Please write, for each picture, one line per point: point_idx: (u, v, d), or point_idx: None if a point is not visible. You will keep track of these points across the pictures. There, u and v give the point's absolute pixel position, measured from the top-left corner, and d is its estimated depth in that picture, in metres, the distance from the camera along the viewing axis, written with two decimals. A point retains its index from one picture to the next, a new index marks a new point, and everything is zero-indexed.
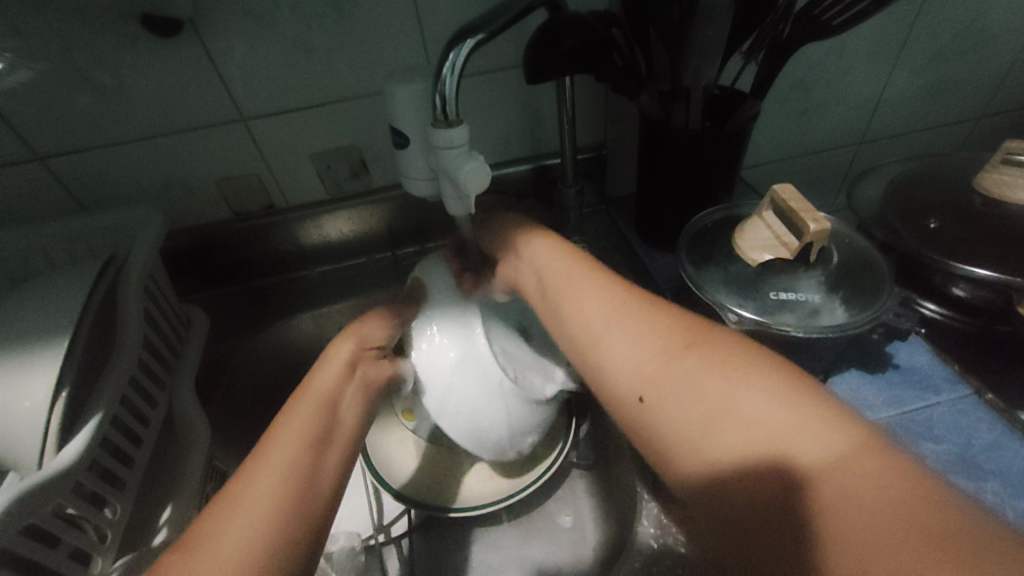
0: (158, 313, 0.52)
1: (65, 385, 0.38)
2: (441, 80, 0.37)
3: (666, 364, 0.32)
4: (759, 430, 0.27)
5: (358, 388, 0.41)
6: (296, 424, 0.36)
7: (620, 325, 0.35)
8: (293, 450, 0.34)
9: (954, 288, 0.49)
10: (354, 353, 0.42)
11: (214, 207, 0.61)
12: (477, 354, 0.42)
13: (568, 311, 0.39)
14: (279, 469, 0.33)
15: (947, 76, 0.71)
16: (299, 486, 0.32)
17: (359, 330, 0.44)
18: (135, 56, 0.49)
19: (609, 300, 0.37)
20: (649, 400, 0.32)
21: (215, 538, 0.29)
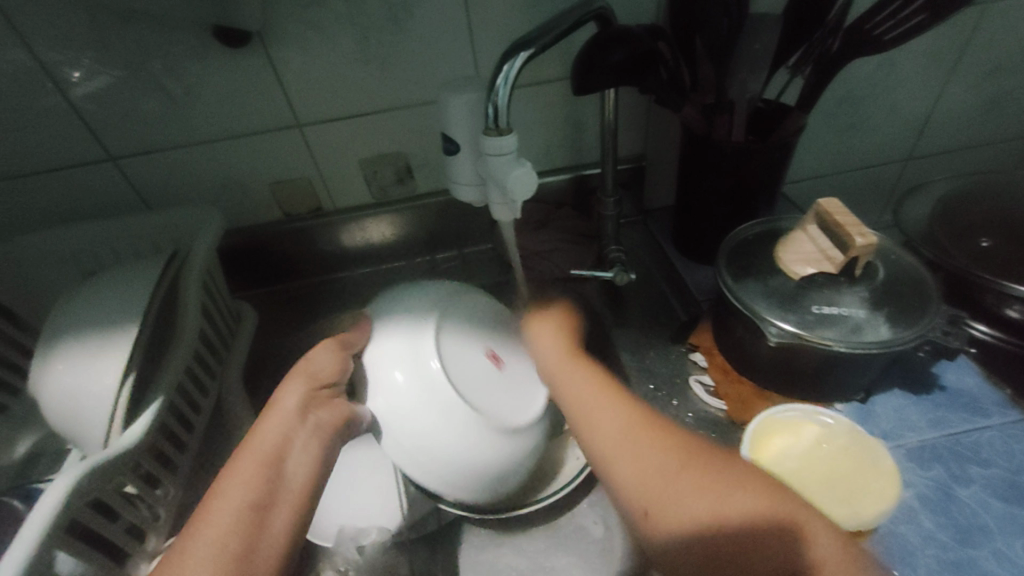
0: (213, 306, 0.55)
1: (132, 370, 0.41)
2: (494, 91, 0.38)
3: (663, 468, 0.32)
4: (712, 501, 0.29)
5: (312, 434, 0.39)
6: (236, 497, 0.34)
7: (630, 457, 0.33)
8: (233, 535, 0.32)
9: (1007, 309, 0.47)
10: (298, 404, 0.40)
11: (266, 208, 0.65)
12: (429, 378, 0.42)
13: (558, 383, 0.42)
14: (214, 560, 0.31)
15: (1004, 91, 0.69)
16: (236, 558, 0.31)
17: (308, 367, 0.42)
18: (204, 66, 0.53)
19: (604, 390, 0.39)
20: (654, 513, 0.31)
21: None
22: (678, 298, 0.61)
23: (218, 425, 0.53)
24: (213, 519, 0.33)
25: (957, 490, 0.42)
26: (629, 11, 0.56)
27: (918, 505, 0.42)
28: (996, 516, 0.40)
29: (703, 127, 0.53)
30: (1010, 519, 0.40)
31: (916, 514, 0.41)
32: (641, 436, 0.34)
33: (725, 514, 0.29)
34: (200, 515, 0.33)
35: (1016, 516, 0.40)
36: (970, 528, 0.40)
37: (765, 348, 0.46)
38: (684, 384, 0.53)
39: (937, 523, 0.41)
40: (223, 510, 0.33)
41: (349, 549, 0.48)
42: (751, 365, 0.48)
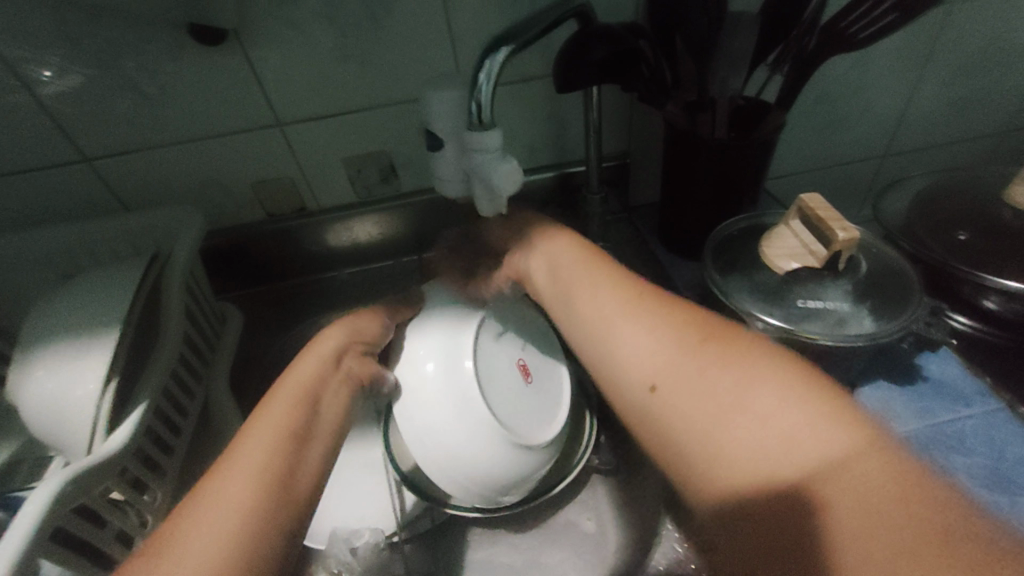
0: (195, 309, 0.54)
1: (114, 375, 0.40)
2: (477, 88, 0.38)
3: (686, 368, 0.33)
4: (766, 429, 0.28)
5: (343, 380, 0.43)
6: (275, 417, 0.37)
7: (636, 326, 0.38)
8: (266, 448, 0.35)
9: (985, 300, 0.49)
10: (337, 352, 0.45)
11: (249, 209, 0.64)
12: (460, 376, 0.43)
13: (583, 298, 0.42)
14: (256, 469, 0.34)
15: (977, 87, 0.71)
16: (279, 469, 0.34)
17: (352, 324, 0.48)
18: (180, 64, 0.52)
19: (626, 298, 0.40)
20: (660, 392, 0.34)
21: (194, 522, 0.31)
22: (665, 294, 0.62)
23: (204, 430, 0.52)
24: (256, 430, 0.36)
25: None
26: (610, 9, 0.56)
27: None
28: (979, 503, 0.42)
29: (686, 122, 0.53)
30: (991, 506, 0.41)
31: None
32: (696, 353, 0.34)
33: (742, 417, 0.30)
34: (245, 434, 0.36)
35: (997, 503, 0.41)
36: None
37: None
38: None
39: None
40: (262, 427, 0.36)
41: (342, 550, 0.47)
42: None
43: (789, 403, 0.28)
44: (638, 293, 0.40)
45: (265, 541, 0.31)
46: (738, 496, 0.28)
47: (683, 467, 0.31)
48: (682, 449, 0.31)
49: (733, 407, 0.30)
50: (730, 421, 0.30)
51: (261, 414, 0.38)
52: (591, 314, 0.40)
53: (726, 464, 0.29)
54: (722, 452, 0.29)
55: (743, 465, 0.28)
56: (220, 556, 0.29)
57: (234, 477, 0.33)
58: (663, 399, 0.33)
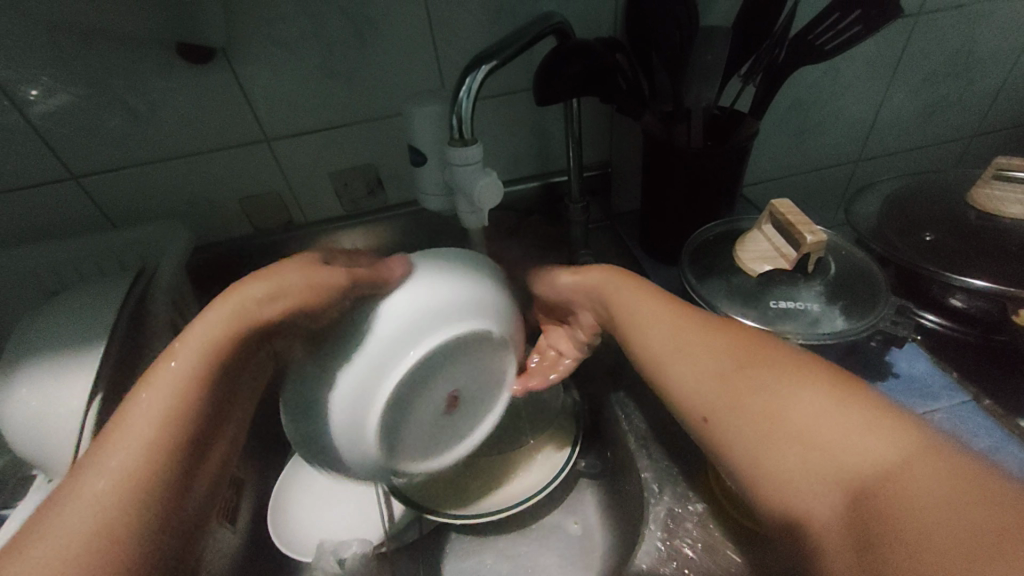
0: (182, 323, 0.54)
1: (100, 388, 0.40)
2: (458, 103, 0.39)
3: (723, 387, 0.35)
4: (820, 442, 0.29)
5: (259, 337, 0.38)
6: (154, 397, 0.34)
7: (681, 356, 0.38)
8: (145, 435, 0.33)
9: (952, 298, 0.51)
10: (278, 317, 0.37)
11: (237, 223, 0.64)
12: (400, 361, 0.37)
13: (632, 332, 0.41)
14: (149, 443, 0.33)
15: (942, 94, 0.74)
16: (175, 441, 0.34)
17: (308, 269, 0.39)
18: (168, 82, 0.53)
19: (667, 316, 0.41)
20: (713, 421, 0.34)
21: (85, 489, 0.31)
22: None
23: None
24: (137, 405, 0.34)
25: None
26: (588, 24, 0.58)
27: None
28: None
29: (662, 133, 0.56)
30: None
31: None
32: (740, 372, 0.35)
33: (787, 435, 0.30)
34: (131, 403, 0.34)
35: None
36: None
37: None
38: None
39: None
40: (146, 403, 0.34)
41: (329, 561, 0.48)
42: None
43: (833, 400, 0.30)
44: (670, 313, 0.41)
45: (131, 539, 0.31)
46: (795, 518, 0.29)
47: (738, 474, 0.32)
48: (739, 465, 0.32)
49: (781, 419, 0.31)
50: (789, 444, 0.30)
51: (158, 367, 0.35)
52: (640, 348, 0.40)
53: (786, 477, 0.29)
54: (775, 471, 0.30)
55: (807, 491, 0.28)
56: (85, 552, 0.29)
57: (104, 471, 0.32)
58: (714, 422, 0.34)
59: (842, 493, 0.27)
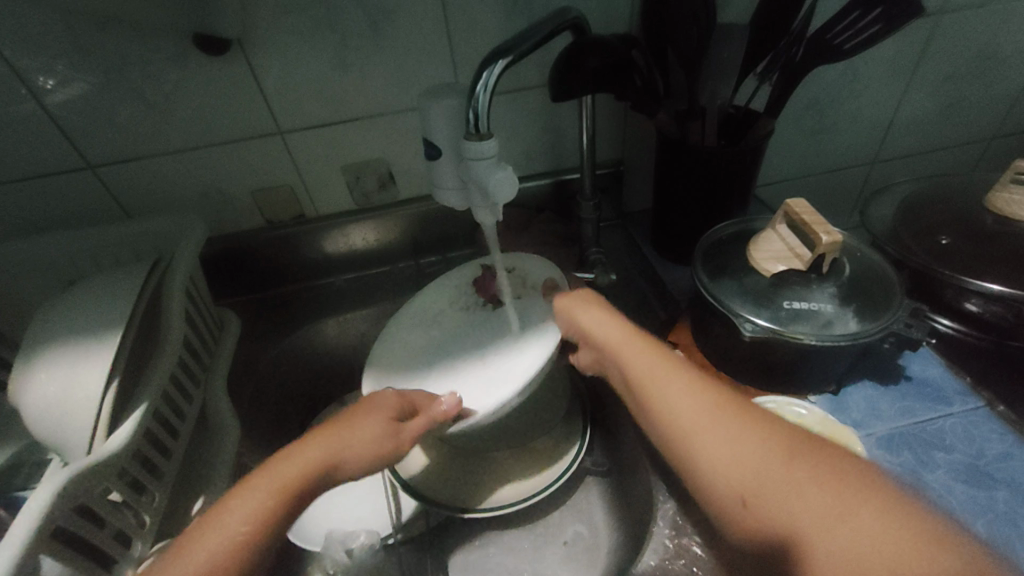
0: (196, 313, 0.55)
1: (116, 375, 0.41)
2: (475, 97, 0.39)
3: (774, 477, 0.28)
4: (870, 553, 0.24)
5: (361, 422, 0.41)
6: (261, 496, 0.34)
7: (715, 429, 0.32)
8: (302, 476, 0.36)
9: (967, 303, 0.50)
10: (373, 418, 0.40)
11: (250, 215, 0.65)
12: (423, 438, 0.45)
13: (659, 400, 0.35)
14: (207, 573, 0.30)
15: (961, 96, 0.73)
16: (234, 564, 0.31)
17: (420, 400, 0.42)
18: (185, 73, 0.53)
19: (707, 398, 0.34)
20: (751, 506, 0.28)
21: None
22: (657, 297, 0.63)
23: (202, 432, 0.52)
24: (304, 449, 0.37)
25: (923, 475, 0.44)
26: (604, 20, 0.58)
27: None
28: (959, 498, 0.42)
29: (677, 131, 0.55)
30: (971, 501, 0.42)
31: None
32: (795, 464, 0.28)
33: (838, 538, 0.25)
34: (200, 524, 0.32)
35: (977, 498, 0.42)
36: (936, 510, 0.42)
37: (742, 343, 0.47)
38: None
39: None
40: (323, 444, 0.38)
41: (339, 551, 0.48)
42: (729, 361, 0.50)
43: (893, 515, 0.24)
44: (719, 395, 0.34)
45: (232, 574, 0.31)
46: (756, 534, 0.28)
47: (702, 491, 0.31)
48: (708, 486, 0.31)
49: (838, 523, 0.25)
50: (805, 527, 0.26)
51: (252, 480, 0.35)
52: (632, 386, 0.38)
53: (758, 496, 0.28)
54: (746, 486, 0.29)
55: (777, 504, 0.27)
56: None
57: (239, 504, 0.33)
58: (688, 440, 0.32)
59: (818, 518, 0.26)
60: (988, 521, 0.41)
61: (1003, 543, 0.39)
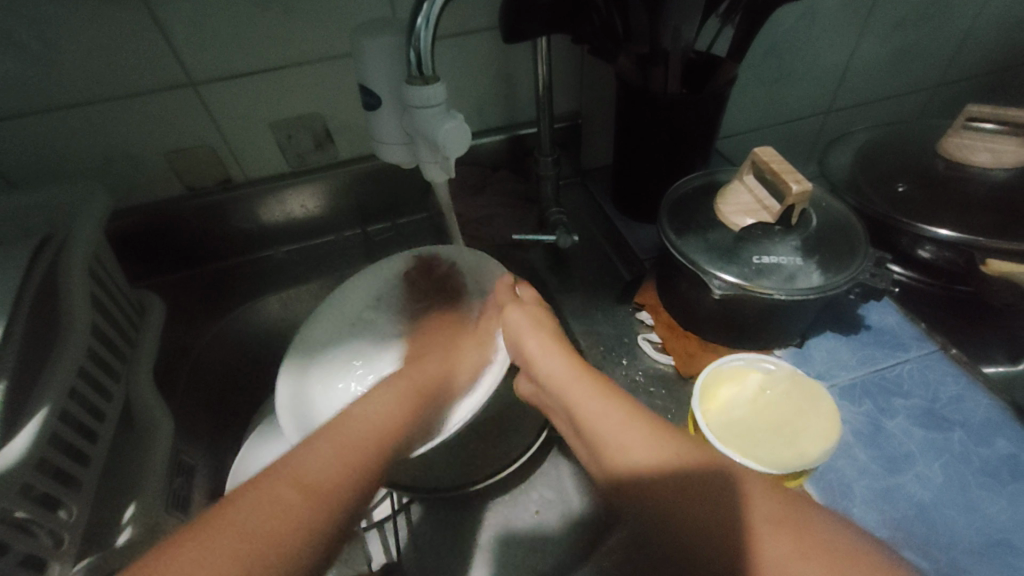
0: (106, 298, 0.48)
1: (3, 377, 0.34)
2: (415, 34, 0.34)
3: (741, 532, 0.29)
4: None
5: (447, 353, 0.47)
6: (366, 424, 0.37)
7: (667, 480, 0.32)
8: (374, 435, 0.36)
9: (919, 250, 0.51)
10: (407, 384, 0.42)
11: (165, 182, 0.57)
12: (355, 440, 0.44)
13: (611, 451, 0.35)
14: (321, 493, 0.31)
15: (911, 42, 0.73)
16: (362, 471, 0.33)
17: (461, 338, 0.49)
18: (60, 10, 0.44)
19: (663, 450, 0.33)
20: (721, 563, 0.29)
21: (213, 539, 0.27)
22: (621, 258, 0.61)
23: (128, 430, 0.47)
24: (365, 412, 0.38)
25: (884, 422, 0.45)
26: None
27: (852, 440, 0.44)
28: (918, 442, 0.44)
29: (638, 80, 0.52)
30: (928, 444, 0.43)
31: (851, 448, 0.44)
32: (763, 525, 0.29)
33: None
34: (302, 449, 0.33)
35: (935, 440, 0.44)
36: (897, 456, 0.43)
37: (710, 301, 0.46)
38: (632, 343, 0.53)
39: (869, 455, 0.43)
40: (382, 407, 0.39)
41: None
42: (695, 319, 0.49)
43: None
44: (672, 443, 0.34)
45: (333, 518, 0.30)
46: (657, 484, 0.32)
47: (608, 467, 0.35)
48: (618, 463, 0.34)
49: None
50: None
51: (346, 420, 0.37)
52: (555, 390, 0.41)
53: (660, 458, 0.33)
54: (649, 454, 0.33)
55: (678, 461, 0.32)
56: (292, 538, 0.29)
57: (318, 450, 0.33)
58: (618, 441, 0.35)
59: (716, 470, 0.31)
60: (944, 462, 0.42)
61: (957, 482, 0.41)
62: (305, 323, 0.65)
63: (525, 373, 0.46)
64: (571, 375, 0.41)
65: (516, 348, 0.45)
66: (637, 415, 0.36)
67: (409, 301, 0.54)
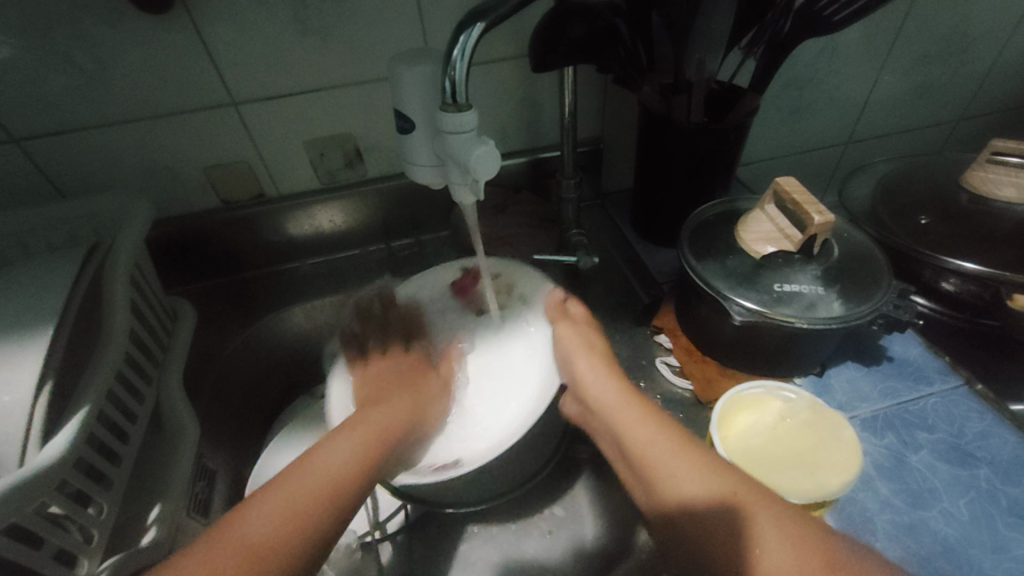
0: (143, 304, 0.50)
1: (49, 376, 0.36)
2: (452, 64, 0.36)
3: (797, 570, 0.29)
4: None
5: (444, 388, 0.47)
6: (348, 446, 0.37)
7: (718, 511, 0.33)
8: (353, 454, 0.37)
9: (943, 282, 0.50)
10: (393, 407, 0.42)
11: (202, 196, 0.59)
12: None
13: (665, 482, 0.36)
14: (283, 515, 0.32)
15: (933, 76, 0.73)
16: (330, 486, 0.35)
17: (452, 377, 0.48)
18: (120, 34, 0.47)
19: (718, 488, 0.34)
20: None
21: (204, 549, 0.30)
22: (641, 281, 0.61)
23: (157, 433, 0.48)
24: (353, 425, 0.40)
25: (907, 456, 0.44)
26: None
27: (874, 473, 0.44)
28: (943, 478, 0.43)
29: (661, 108, 0.52)
30: (954, 480, 0.43)
31: (872, 482, 0.43)
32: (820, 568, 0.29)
33: None
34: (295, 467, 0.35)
35: (960, 477, 0.43)
36: (922, 491, 0.42)
37: (730, 327, 0.46)
38: (650, 366, 0.53)
39: (891, 489, 0.43)
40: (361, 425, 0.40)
41: None
42: (714, 344, 0.49)
43: None
44: (723, 481, 0.34)
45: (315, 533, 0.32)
46: (716, 529, 0.32)
47: (660, 502, 0.35)
48: (680, 510, 0.34)
49: None
50: None
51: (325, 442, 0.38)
52: (603, 418, 0.41)
53: (719, 502, 0.33)
54: (710, 497, 0.34)
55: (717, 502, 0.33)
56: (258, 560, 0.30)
57: (306, 470, 0.35)
58: (674, 472, 0.36)
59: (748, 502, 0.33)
60: (970, 499, 0.41)
61: (985, 521, 0.40)
62: (326, 335, 0.66)
63: (572, 394, 0.45)
64: (622, 405, 0.41)
65: (566, 365, 0.45)
66: (694, 453, 0.36)
67: (454, 312, 0.54)
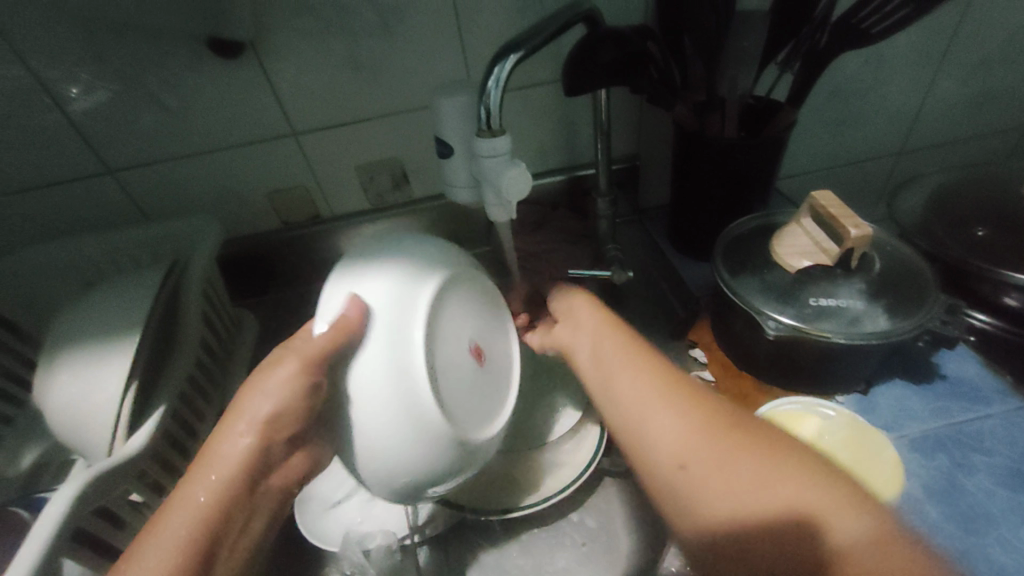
0: (214, 315, 0.55)
1: (133, 378, 0.40)
2: (487, 93, 0.38)
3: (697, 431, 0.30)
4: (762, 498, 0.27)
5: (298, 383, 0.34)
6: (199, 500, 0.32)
7: (632, 375, 0.36)
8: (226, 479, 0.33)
9: (1005, 298, 0.47)
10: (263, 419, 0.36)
11: (265, 216, 0.65)
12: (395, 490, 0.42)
13: (610, 358, 0.38)
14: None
15: (995, 82, 0.70)
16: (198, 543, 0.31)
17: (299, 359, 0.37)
18: (198, 75, 0.53)
19: (628, 356, 0.37)
20: (690, 466, 0.29)
21: None
22: (677, 295, 0.61)
23: None
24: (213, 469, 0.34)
25: (960, 479, 0.42)
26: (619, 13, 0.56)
27: (922, 496, 0.42)
28: (1000, 504, 0.40)
29: (694, 124, 0.53)
30: (1014, 506, 0.40)
31: (920, 504, 0.41)
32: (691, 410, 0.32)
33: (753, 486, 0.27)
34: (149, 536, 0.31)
35: (1022, 503, 0.40)
36: (974, 516, 0.40)
37: (766, 341, 0.45)
38: None
39: (941, 512, 0.41)
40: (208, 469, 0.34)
41: (355, 553, 0.46)
42: (752, 360, 0.49)
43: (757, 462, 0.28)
44: (650, 354, 0.37)
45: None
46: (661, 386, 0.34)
47: (601, 378, 0.38)
48: (612, 382, 0.37)
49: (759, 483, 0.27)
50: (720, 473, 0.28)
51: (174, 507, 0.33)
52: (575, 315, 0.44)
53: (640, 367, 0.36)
54: (631, 361, 0.37)
55: (652, 383, 0.34)
56: None
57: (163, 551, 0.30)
58: (619, 354, 0.38)
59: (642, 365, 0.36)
60: None
61: None
62: None
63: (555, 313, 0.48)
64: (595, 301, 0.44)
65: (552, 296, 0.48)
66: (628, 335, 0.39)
67: None
